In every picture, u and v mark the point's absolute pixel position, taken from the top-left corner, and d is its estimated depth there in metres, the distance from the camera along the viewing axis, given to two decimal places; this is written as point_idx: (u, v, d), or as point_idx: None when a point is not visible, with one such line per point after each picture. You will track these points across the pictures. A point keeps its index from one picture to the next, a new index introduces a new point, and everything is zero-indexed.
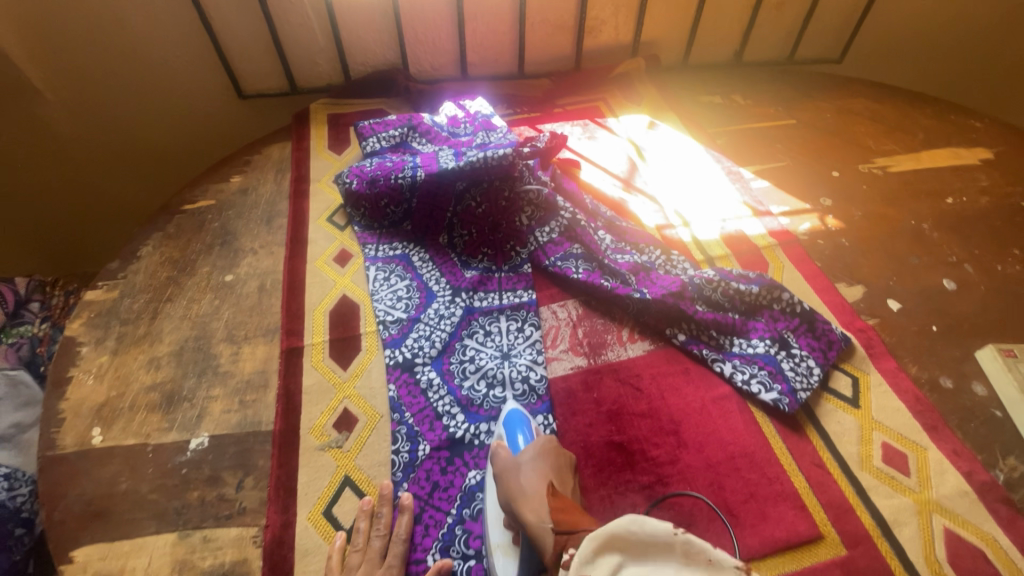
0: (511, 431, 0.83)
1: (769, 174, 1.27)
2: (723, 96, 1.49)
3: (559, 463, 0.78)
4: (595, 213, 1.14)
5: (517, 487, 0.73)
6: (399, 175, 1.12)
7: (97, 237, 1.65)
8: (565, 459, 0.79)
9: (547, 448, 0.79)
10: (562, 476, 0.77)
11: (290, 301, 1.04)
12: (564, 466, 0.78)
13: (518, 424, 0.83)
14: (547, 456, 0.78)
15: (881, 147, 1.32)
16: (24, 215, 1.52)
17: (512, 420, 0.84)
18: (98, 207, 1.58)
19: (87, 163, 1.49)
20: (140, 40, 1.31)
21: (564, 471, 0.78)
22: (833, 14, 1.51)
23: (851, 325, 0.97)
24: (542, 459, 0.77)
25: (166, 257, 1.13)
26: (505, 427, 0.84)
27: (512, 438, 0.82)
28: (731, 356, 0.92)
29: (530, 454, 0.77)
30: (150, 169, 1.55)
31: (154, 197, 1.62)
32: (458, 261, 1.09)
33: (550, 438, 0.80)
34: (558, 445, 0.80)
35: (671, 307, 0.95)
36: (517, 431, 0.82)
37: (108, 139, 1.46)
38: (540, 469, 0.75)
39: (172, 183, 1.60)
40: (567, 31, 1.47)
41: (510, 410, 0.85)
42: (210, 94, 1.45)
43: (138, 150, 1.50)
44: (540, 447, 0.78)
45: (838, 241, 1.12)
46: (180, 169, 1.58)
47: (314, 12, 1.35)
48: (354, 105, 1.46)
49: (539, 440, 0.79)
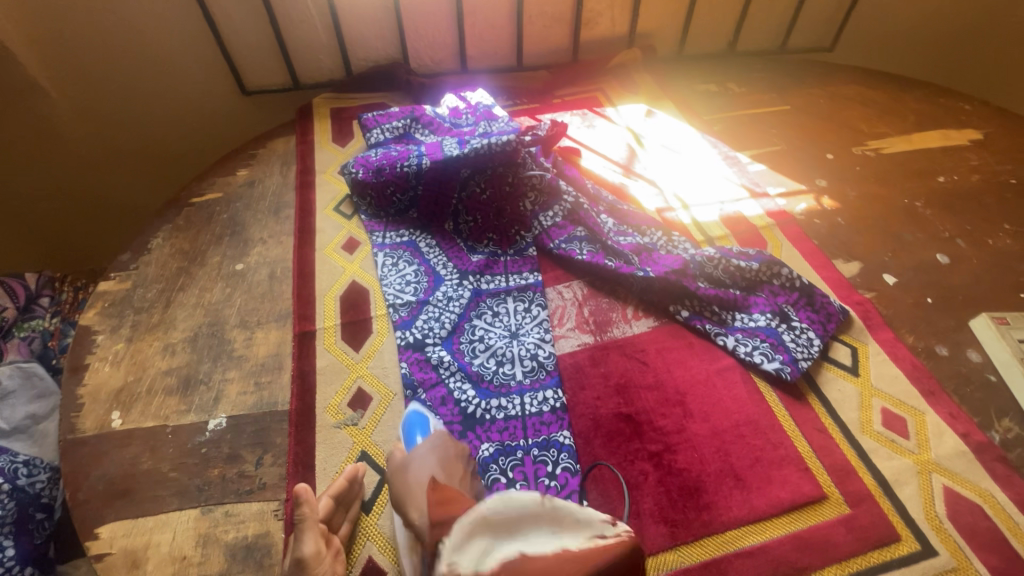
0: (410, 432, 0.83)
1: (765, 158, 1.30)
2: (718, 85, 1.52)
3: (448, 456, 0.76)
4: (597, 198, 1.17)
5: (404, 486, 0.72)
6: (404, 163, 1.14)
7: (102, 235, 1.67)
8: (457, 451, 0.78)
9: (441, 444, 0.77)
10: (450, 470, 0.75)
11: (301, 287, 1.06)
12: (455, 457, 0.77)
13: (417, 425, 0.83)
14: (439, 450, 0.76)
15: (873, 130, 1.36)
16: (27, 214, 1.53)
17: (412, 421, 0.84)
18: (101, 205, 1.59)
19: (91, 161, 1.50)
20: (145, 37, 1.33)
21: (455, 460, 0.76)
22: (823, 3, 1.55)
23: (849, 299, 1.00)
24: (433, 454, 0.75)
25: (177, 248, 1.15)
26: (404, 430, 0.84)
27: (410, 438, 0.82)
28: (734, 330, 0.95)
29: (424, 448, 0.76)
30: (151, 166, 1.57)
31: (155, 193, 1.63)
32: (465, 246, 1.12)
33: (441, 433, 0.79)
34: (452, 438, 0.79)
35: (673, 284, 0.98)
36: (416, 430, 0.82)
37: (109, 136, 1.47)
38: (424, 466, 0.74)
39: (173, 179, 1.62)
40: (564, 23, 1.50)
41: (411, 410, 0.85)
42: (214, 91, 1.47)
43: (139, 146, 1.52)
44: (433, 442, 0.77)
45: (834, 220, 1.15)
46: (182, 164, 1.59)
47: (315, 7, 1.37)
48: (356, 99, 1.49)
49: (432, 435, 0.78)
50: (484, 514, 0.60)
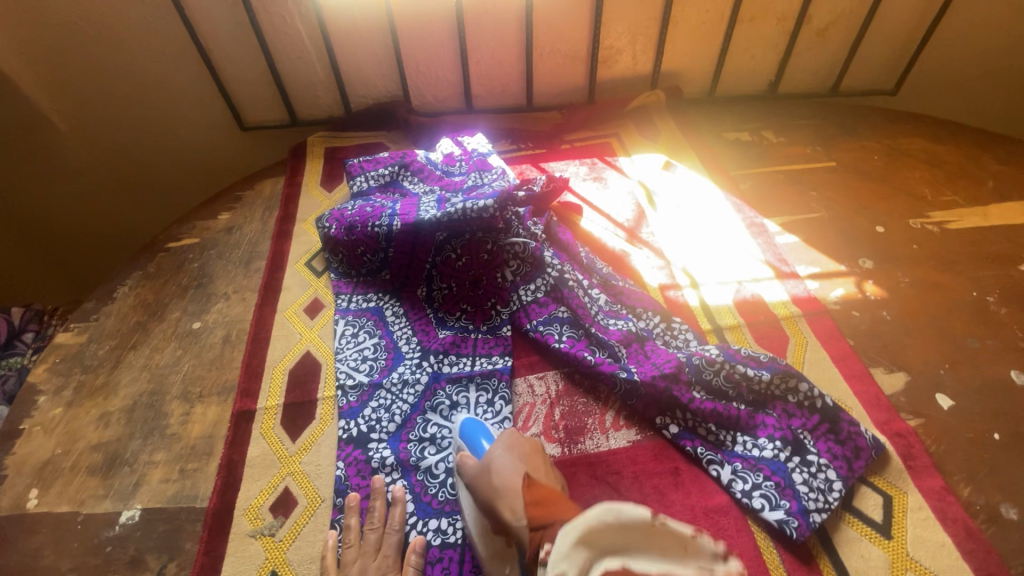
0: (472, 440, 0.79)
1: (799, 227, 1.11)
2: (752, 133, 1.34)
3: (526, 453, 0.74)
4: (590, 268, 1.03)
5: (490, 486, 0.70)
6: (375, 223, 1.04)
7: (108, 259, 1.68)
8: (529, 446, 0.76)
9: (513, 444, 0.75)
10: (529, 461, 0.74)
11: (252, 355, 0.97)
12: (531, 452, 0.75)
13: (477, 431, 0.80)
14: (514, 450, 0.74)
15: (938, 197, 1.14)
16: (39, 235, 1.57)
17: (469, 431, 0.80)
18: (106, 231, 1.61)
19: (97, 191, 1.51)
20: (143, 74, 1.31)
21: (532, 455, 0.75)
22: (885, 41, 1.34)
23: (887, 426, 0.80)
24: (510, 454, 0.73)
25: (141, 299, 1.09)
26: (465, 438, 0.80)
27: (473, 444, 0.79)
28: (732, 457, 0.78)
29: (499, 449, 0.73)
30: (150, 195, 1.55)
31: (157, 220, 1.62)
32: (434, 318, 1.00)
33: (513, 432, 0.77)
34: (524, 436, 0.77)
35: (662, 393, 0.82)
36: (479, 436, 0.79)
37: (109, 166, 1.46)
38: (508, 467, 0.71)
39: (175, 208, 1.61)
40: (579, 61, 1.36)
41: (464, 420, 0.82)
42: (213, 125, 1.43)
43: (139, 176, 1.50)
44: (506, 442, 0.75)
45: (877, 313, 0.95)
46: (185, 194, 1.57)
47: (311, 42, 1.30)
48: (353, 138, 1.41)
49: (503, 435, 0.76)
50: (586, 529, 0.57)
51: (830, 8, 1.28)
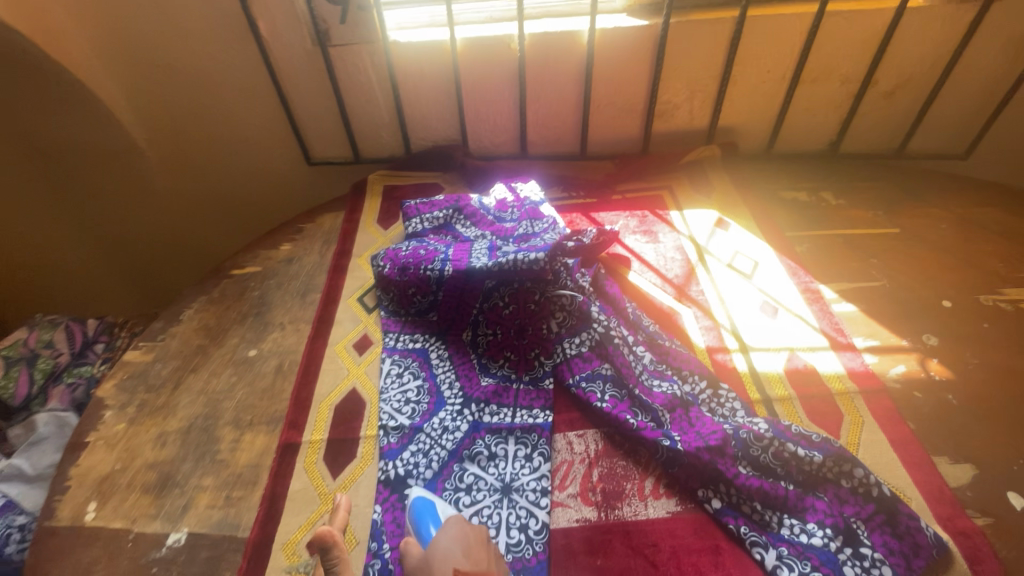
0: (421, 524, 0.77)
1: (858, 297, 1.07)
2: (810, 193, 1.32)
3: (473, 549, 0.69)
4: (636, 324, 1.02)
5: None
6: (428, 267, 1.08)
7: (184, 270, 1.86)
8: (475, 534, 0.71)
9: (458, 531, 0.71)
10: (473, 552, 0.69)
11: (300, 387, 1.01)
12: (476, 541, 0.70)
13: (428, 515, 0.78)
14: (460, 538, 0.70)
15: (1012, 274, 1.08)
16: (118, 245, 1.78)
17: (420, 509, 0.78)
18: (184, 246, 1.76)
19: (174, 212, 1.65)
20: (226, 109, 1.42)
21: (476, 544, 0.70)
22: (955, 107, 1.30)
23: (950, 523, 0.75)
24: (456, 546, 0.69)
25: (203, 323, 1.15)
26: (414, 520, 0.78)
27: (422, 531, 0.76)
28: (778, 541, 0.74)
29: (441, 539, 0.70)
30: (217, 223, 1.69)
31: (219, 248, 1.77)
32: (477, 364, 1.02)
33: (459, 521, 0.72)
34: (468, 524, 0.72)
35: (706, 465, 0.80)
36: (427, 523, 0.77)
37: (184, 195, 1.60)
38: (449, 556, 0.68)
39: (238, 238, 1.74)
40: (635, 114, 1.38)
41: (416, 497, 0.80)
42: (282, 158, 1.52)
43: (211, 206, 1.64)
44: (452, 533, 0.70)
45: (942, 396, 0.90)
46: (254, 221, 1.68)
47: (380, 88, 1.38)
48: (410, 177, 1.47)
49: (448, 524, 0.71)
50: None
51: (897, 72, 1.26)
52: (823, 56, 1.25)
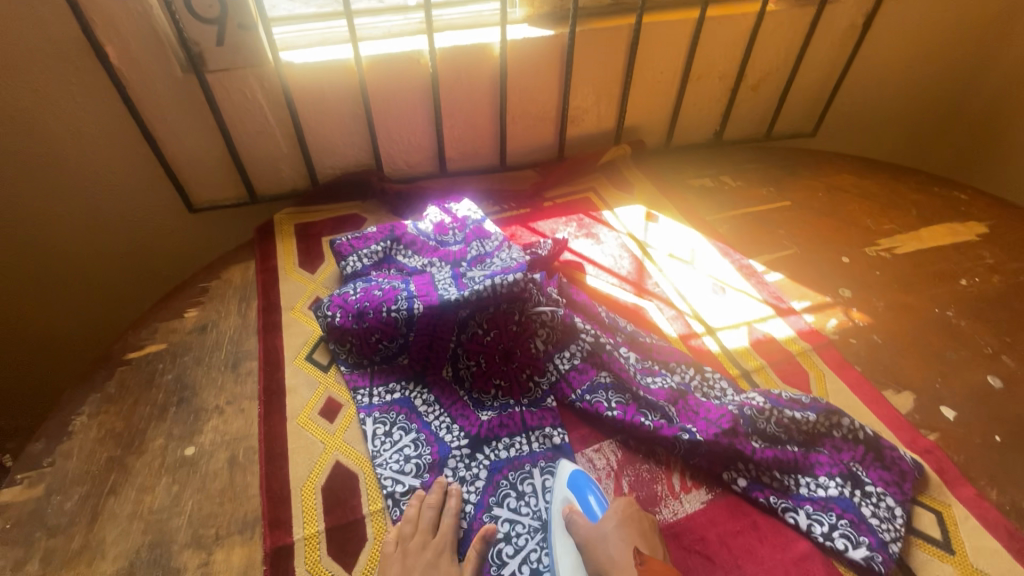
0: (580, 494, 0.82)
1: (781, 265, 1.21)
2: (712, 178, 1.46)
3: (643, 526, 0.76)
4: (613, 327, 1.03)
5: (607, 558, 0.73)
6: (392, 308, 0.97)
7: (51, 373, 1.49)
8: (646, 519, 0.78)
9: (627, 513, 0.77)
10: (649, 537, 0.75)
11: (270, 477, 0.85)
12: (648, 526, 0.77)
13: (586, 488, 0.83)
14: (632, 520, 0.76)
15: (880, 226, 1.31)
16: None
17: (580, 484, 0.83)
18: (43, 340, 1.42)
19: (20, 297, 1.32)
20: (68, 158, 1.14)
21: (649, 529, 0.76)
22: (805, 93, 1.53)
23: (915, 445, 0.89)
24: (624, 526, 0.75)
25: (108, 429, 0.91)
26: (573, 490, 0.83)
27: (583, 501, 0.81)
28: (802, 500, 0.81)
29: (611, 523, 0.76)
30: (89, 302, 1.39)
31: (93, 335, 1.46)
32: (469, 400, 0.95)
33: (627, 502, 0.79)
34: (636, 506, 0.79)
35: (726, 448, 0.84)
36: (586, 492, 0.82)
37: (40, 272, 1.29)
38: (620, 536, 0.74)
39: (118, 317, 1.45)
40: (549, 122, 1.40)
41: (571, 472, 0.85)
42: (154, 208, 1.27)
43: (76, 281, 1.34)
44: (619, 514, 0.77)
45: (871, 338, 1.06)
46: (133, 288, 1.40)
47: (273, 116, 1.21)
48: (324, 211, 1.32)
49: (617, 505, 0.78)
50: None
51: (761, 67, 1.44)
52: (705, 57, 1.38)
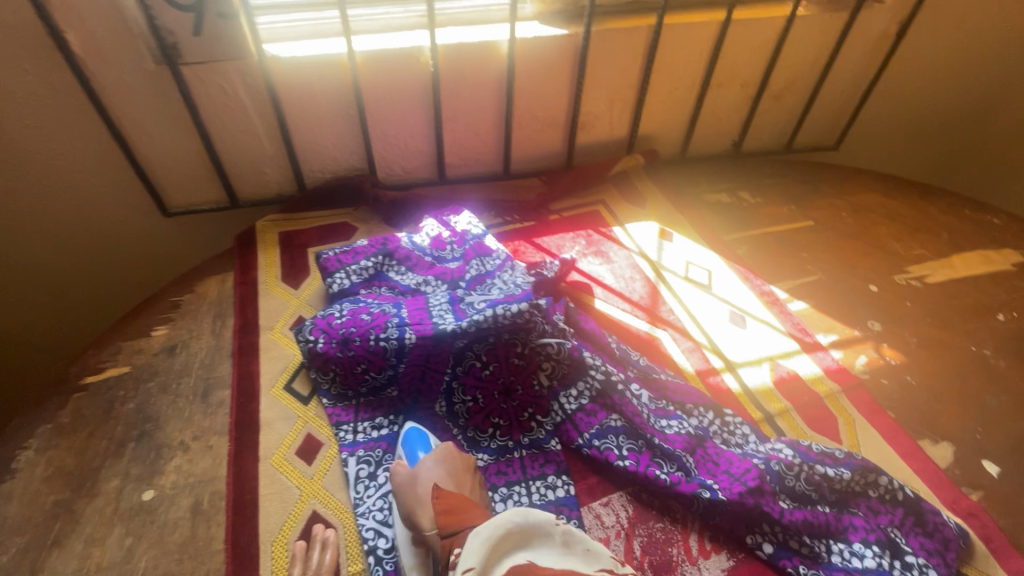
0: (410, 449, 0.82)
1: (805, 292, 1.12)
2: (730, 193, 1.36)
3: (456, 467, 0.77)
4: (625, 360, 0.94)
5: (414, 497, 0.73)
6: (381, 336, 0.87)
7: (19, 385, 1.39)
8: (463, 461, 0.79)
9: (446, 456, 0.78)
10: (459, 477, 0.76)
11: (237, 530, 0.75)
12: (462, 468, 0.78)
13: (418, 440, 0.83)
14: (446, 460, 0.77)
15: (909, 252, 1.22)
16: None
17: (411, 436, 0.83)
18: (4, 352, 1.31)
19: None
20: (27, 155, 1.03)
21: (462, 472, 0.77)
22: (830, 103, 1.43)
23: (957, 506, 0.81)
24: (439, 467, 0.76)
25: (56, 467, 0.81)
26: (405, 445, 0.82)
27: (412, 454, 0.81)
28: (835, 571, 0.72)
29: (426, 463, 0.77)
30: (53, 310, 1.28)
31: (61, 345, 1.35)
32: (464, 439, 0.86)
33: (448, 445, 0.79)
34: (456, 449, 0.80)
35: (751, 509, 0.75)
36: (416, 446, 0.82)
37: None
38: (432, 476, 0.75)
39: (88, 326, 1.35)
40: (557, 128, 1.30)
41: (409, 427, 0.85)
42: (124, 210, 1.16)
43: (40, 288, 1.23)
44: (437, 456, 0.78)
45: (903, 379, 0.97)
46: (102, 294, 1.29)
47: (257, 113, 1.10)
48: (311, 219, 1.21)
49: (436, 448, 0.79)
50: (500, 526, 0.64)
51: (786, 75, 1.35)
52: (728, 63, 1.28)
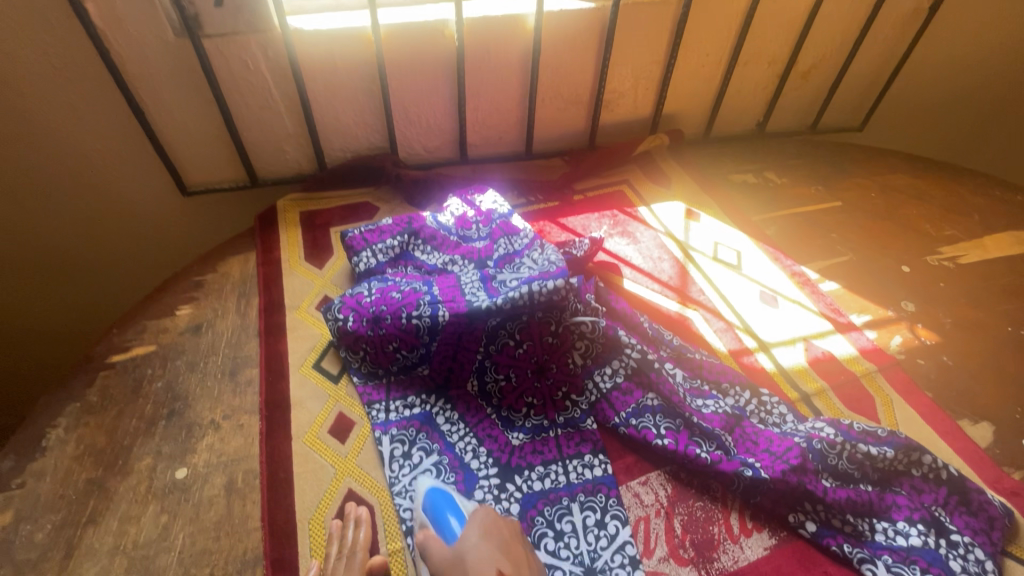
0: (438, 516, 0.71)
1: (836, 273, 1.11)
2: (755, 174, 1.34)
3: (503, 535, 0.65)
4: (657, 340, 0.92)
5: None
6: (413, 314, 0.86)
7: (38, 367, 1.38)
8: (507, 528, 0.67)
9: (488, 523, 0.66)
10: (510, 548, 0.64)
11: (273, 508, 0.74)
12: (510, 537, 0.66)
13: (446, 505, 0.72)
14: (490, 531, 0.65)
15: (940, 233, 1.20)
16: None
17: (436, 502, 0.72)
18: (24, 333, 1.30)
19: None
20: (47, 131, 1.01)
21: (511, 540, 0.65)
22: (857, 82, 1.41)
23: (999, 485, 0.80)
24: (486, 541, 0.63)
25: (87, 445, 0.80)
26: (431, 513, 0.71)
27: (441, 522, 0.70)
28: (879, 549, 0.71)
29: (469, 539, 0.64)
30: (71, 290, 1.27)
31: (81, 327, 1.34)
32: (497, 418, 0.85)
33: (486, 510, 0.68)
34: (498, 516, 0.68)
35: (793, 487, 0.74)
36: (447, 513, 0.71)
37: (19, 258, 1.17)
38: (483, 553, 0.62)
39: (108, 307, 1.34)
40: (581, 106, 1.27)
41: (428, 491, 0.74)
42: (144, 188, 1.14)
43: (59, 268, 1.22)
44: (480, 526, 0.65)
45: (940, 359, 0.96)
46: (121, 275, 1.28)
47: (278, 88, 1.07)
48: (333, 198, 1.19)
49: (475, 517, 0.67)
50: None
51: (814, 53, 1.32)
52: (756, 39, 1.25)
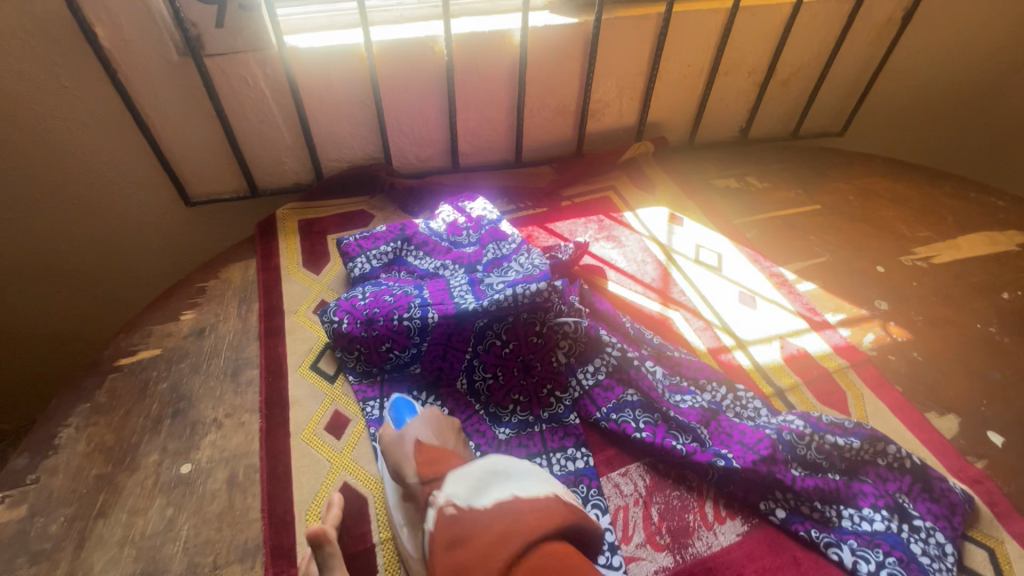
0: (397, 413, 0.81)
1: (813, 273, 1.15)
2: (737, 179, 1.38)
3: (443, 430, 0.76)
4: (639, 339, 0.96)
5: (401, 454, 0.70)
6: (404, 316, 0.90)
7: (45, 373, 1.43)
8: (449, 424, 0.77)
9: (434, 419, 0.76)
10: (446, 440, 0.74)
11: (272, 500, 0.79)
12: (448, 429, 0.76)
13: (405, 406, 0.82)
14: (432, 423, 0.75)
15: (915, 234, 1.24)
16: None
17: (398, 404, 0.82)
18: (34, 340, 1.35)
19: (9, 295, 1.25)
20: (56, 147, 1.06)
21: (449, 433, 0.76)
22: (836, 89, 1.45)
23: (963, 474, 0.84)
24: (427, 428, 0.74)
25: (97, 443, 0.84)
26: (392, 412, 0.81)
27: (398, 418, 0.79)
28: (845, 534, 0.75)
29: (413, 424, 0.74)
30: (79, 297, 1.32)
31: (87, 333, 1.39)
32: (485, 414, 0.89)
33: (434, 409, 0.78)
34: (443, 413, 0.78)
35: (764, 476, 0.78)
36: (404, 411, 0.81)
37: (30, 267, 1.22)
38: (420, 438, 0.72)
39: (114, 314, 1.39)
40: (567, 115, 1.32)
41: (394, 399, 0.83)
42: (149, 200, 1.19)
43: (68, 276, 1.27)
44: (425, 418, 0.76)
45: (910, 355, 1.00)
46: (127, 283, 1.33)
47: (276, 103, 1.13)
48: (329, 207, 1.24)
49: (424, 412, 0.77)
50: None
51: (792, 62, 1.37)
52: (735, 50, 1.30)
